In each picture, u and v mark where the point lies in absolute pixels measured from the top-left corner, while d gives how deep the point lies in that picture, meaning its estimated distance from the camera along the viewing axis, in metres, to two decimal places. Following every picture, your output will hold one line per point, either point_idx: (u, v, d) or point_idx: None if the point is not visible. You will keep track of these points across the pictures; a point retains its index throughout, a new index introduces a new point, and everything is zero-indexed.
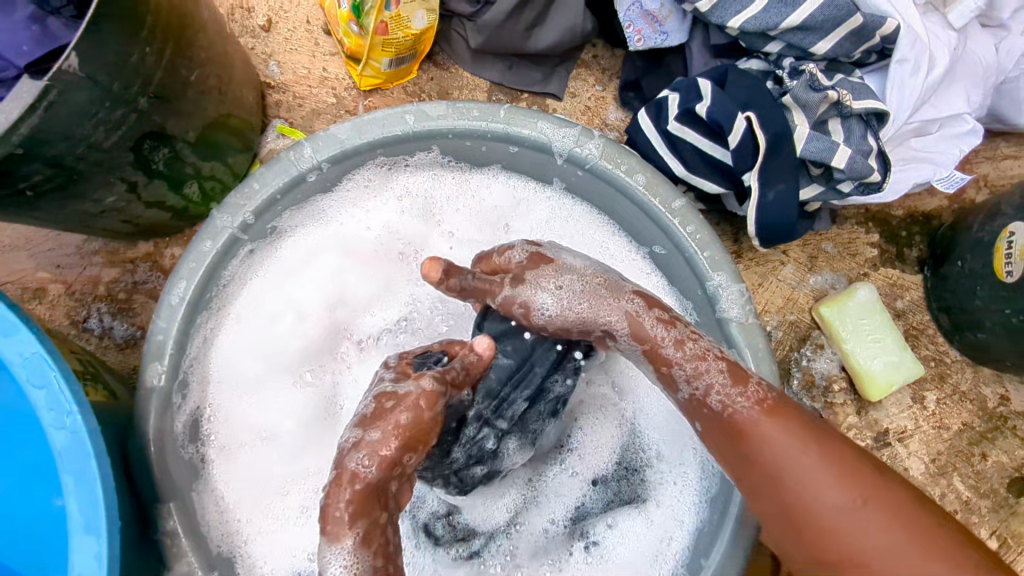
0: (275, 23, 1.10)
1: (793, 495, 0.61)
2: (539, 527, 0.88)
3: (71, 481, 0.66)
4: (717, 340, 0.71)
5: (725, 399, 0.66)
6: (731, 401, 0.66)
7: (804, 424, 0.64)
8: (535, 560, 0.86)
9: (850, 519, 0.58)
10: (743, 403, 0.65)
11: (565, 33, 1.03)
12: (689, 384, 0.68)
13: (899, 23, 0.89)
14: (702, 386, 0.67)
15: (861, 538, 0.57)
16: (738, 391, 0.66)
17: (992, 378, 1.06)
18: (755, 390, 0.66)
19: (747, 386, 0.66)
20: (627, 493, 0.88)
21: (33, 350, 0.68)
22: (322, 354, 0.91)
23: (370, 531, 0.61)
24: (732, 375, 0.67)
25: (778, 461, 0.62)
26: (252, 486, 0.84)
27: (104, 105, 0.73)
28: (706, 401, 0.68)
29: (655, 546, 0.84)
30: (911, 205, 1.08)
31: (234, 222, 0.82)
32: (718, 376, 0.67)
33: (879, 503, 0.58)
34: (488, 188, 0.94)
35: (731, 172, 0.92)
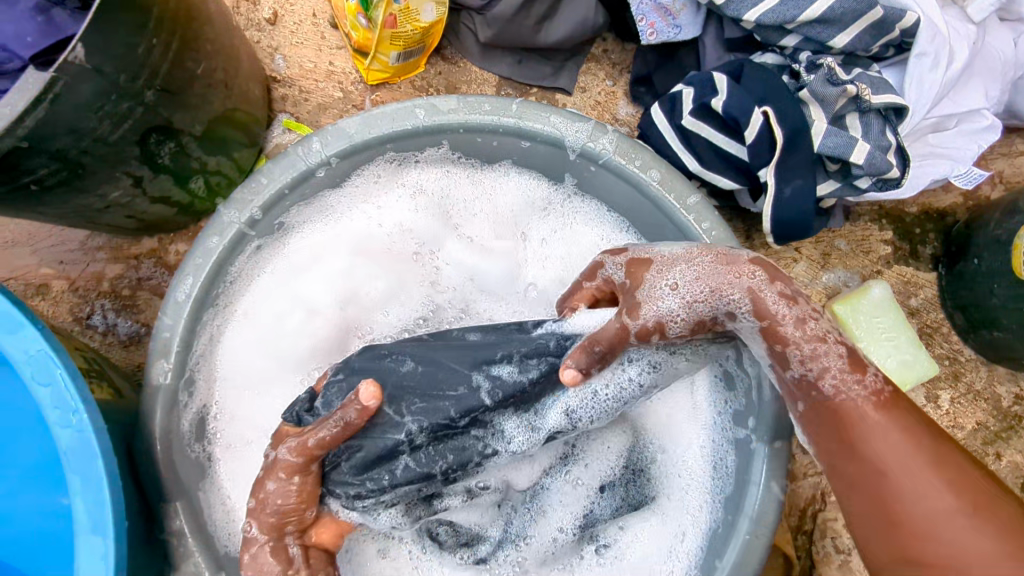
0: (281, 17, 1.08)
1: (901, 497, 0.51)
2: (549, 536, 0.85)
3: (77, 480, 0.65)
4: (832, 319, 0.61)
5: (836, 385, 0.57)
6: (845, 387, 0.56)
7: (929, 428, 0.54)
8: (545, 566, 0.84)
9: (956, 530, 0.49)
10: (858, 392, 0.56)
11: (577, 26, 1.01)
12: (802, 364, 0.58)
13: (919, 16, 0.87)
14: (810, 371, 0.58)
15: (967, 553, 0.48)
16: (856, 379, 0.56)
17: (1007, 377, 1.05)
18: (875, 378, 0.56)
19: (864, 374, 0.56)
20: (637, 497, 0.86)
21: (38, 348, 0.66)
22: (333, 353, 0.88)
23: (277, 553, 0.65)
24: (852, 361, 0.57)
25: (885, 458, 0.53)
26: (259, 487, 0.81)
27: (110, 98, 0.71)
28: (814, 386, 0.58)
29: (669, 542, 0.83)
30: (925, 202, 1.07)
31: (241, 217, 0.81)
32: (838, 360, 0.57)
33: (993, 519, 0.50)
34: (504, 187, 0.93)
35: (746, 168, 0.91)
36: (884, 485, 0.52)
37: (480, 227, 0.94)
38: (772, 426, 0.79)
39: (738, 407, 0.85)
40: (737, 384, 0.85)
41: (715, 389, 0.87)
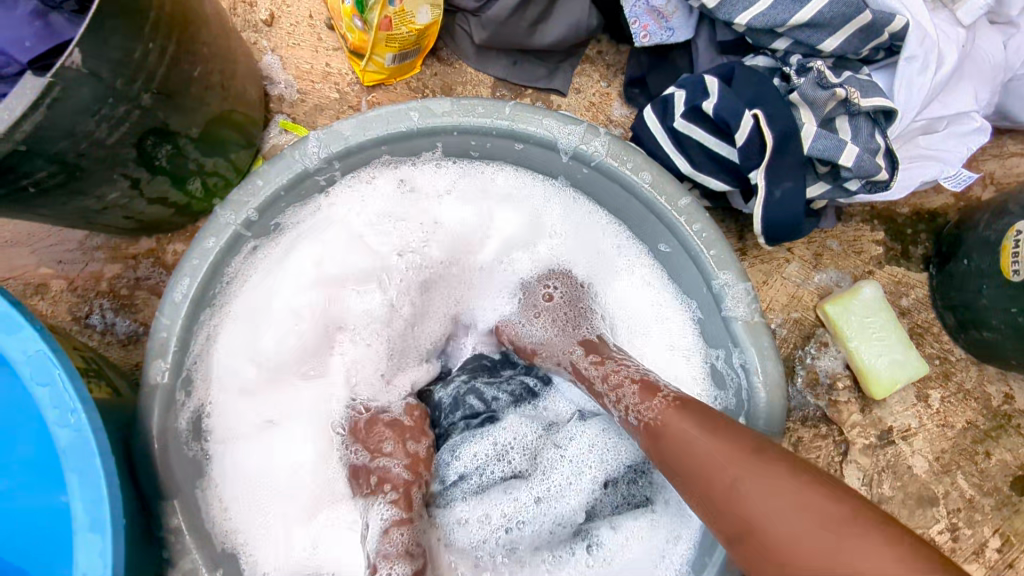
0: (277, 18, 1.09)
1: (699, 468, 0.64)
2: (545, 528, 0.87)
3: (75, 478, 0.66)
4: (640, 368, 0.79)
5: (640, 414, 0.73)
6: (642, 414, 0.72)
7: (712, 421, 0.67)
8: (537, 554, 0.87)
9: (747, 483, 0.60)
10: (658, 404, 0.71)
11: (570, 29, 1.02)
12: (618, 405, 0.76)
13: (908, 19, 0.88)
14: (621, 406, 0.75)
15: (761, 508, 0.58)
16: (648, 402, 0.72)
17: (996, 376, 1.06)
18: (662, 399, 0.71)
19: (653, 399, 0.72)
20: (638, 496, 0.88)
21: (36, 348, 0.67)
22: (320, 355, 0.92)
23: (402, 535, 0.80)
24: (643, 386, 0.74)
25: (684, 446, 0.66)
26: (261, 480, 0.85)
27: (107, 102, 0.72)
28: (627, 418, 0.75)
29: (659, 546, 0.84)
30: (916, 203, 1.08)
31: (237, 219, 0.82)
32: (632, 391, 0.75)
33: (772, 472, 0.59)
34: (518, 207, 0.94)
35: (737, 170, 0.92)
36: (695, 480, 0.64)
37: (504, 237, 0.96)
38: (763, 427, 0.80)
39: (729, 404, 0.86)
40: (728, 383, 0.86)
41: (706, 384, 0.88)
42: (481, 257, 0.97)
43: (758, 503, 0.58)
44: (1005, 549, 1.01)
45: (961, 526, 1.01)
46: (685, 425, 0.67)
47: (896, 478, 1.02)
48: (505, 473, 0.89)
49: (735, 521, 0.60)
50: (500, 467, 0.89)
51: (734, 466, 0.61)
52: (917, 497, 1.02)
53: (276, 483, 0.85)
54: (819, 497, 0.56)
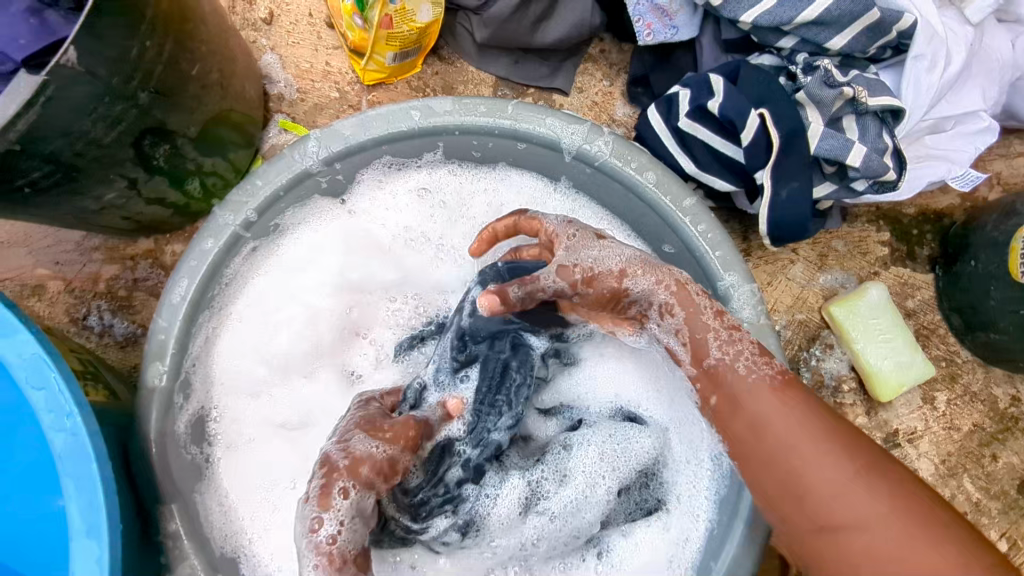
0: (277, 16, 1.08)
1: (797, 461, 0.61)
2: (560, 540, 0.80)
3: (71, 483, 0.65)
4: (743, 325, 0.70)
5: (744, 373, 0.66)
6: (755, 368, 0.66)
7: (815, 406, 0.64)
8: (548, 563, 0.81)
9: (849, 491, 0.59)
10: (766, 372, 0.66)
11: (573, 27, 1.01)
12: (719, 349, 0.67)
13: (915, 17, 0.87)
14: (724, 360, 0.67)
15: (865, 519, 0.58)
16: (765, 362, 0.67)
17: (1003, 379, 1.05)
18: (772, 368, 0.66)
19: (765, 364, 0.66)
20: (650, 501, 0.84)
21: (32, 351, 0.66)
22: (329, 356, 0.89)
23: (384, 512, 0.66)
24: (761, 347, 0.67)
25: (773, 418, 0.63)
26: (259, 485, 0.82)
27: (104, 100, 0.71)
28: (721, 373, 0.67)
29: (672, 551, 0.82)
30: (923, 204, 1.07)
31: (237, 219, 0.82)
32: (750, 346, 0.67)
33: (882, 481, 0.59)
34: (538, 210, 0.91)
35: (742, 169, 0.90)
36: (777, 453, 0.62)
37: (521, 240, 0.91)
38: None
39: None
40: None
41: None
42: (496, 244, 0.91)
43: (818, 475, 0.60)
44: (1011, 553, 1.00)
45: None
46: (787, 406, 0.63)
47: None
48: (513, 504, 0.79)
49: (820, 520, 0.60)
50: (514, 490, 0.79)
51: (839, 463, 0.60)
52: None
53: (280, 482, 0.82)
54: (931, 515, 0.57)
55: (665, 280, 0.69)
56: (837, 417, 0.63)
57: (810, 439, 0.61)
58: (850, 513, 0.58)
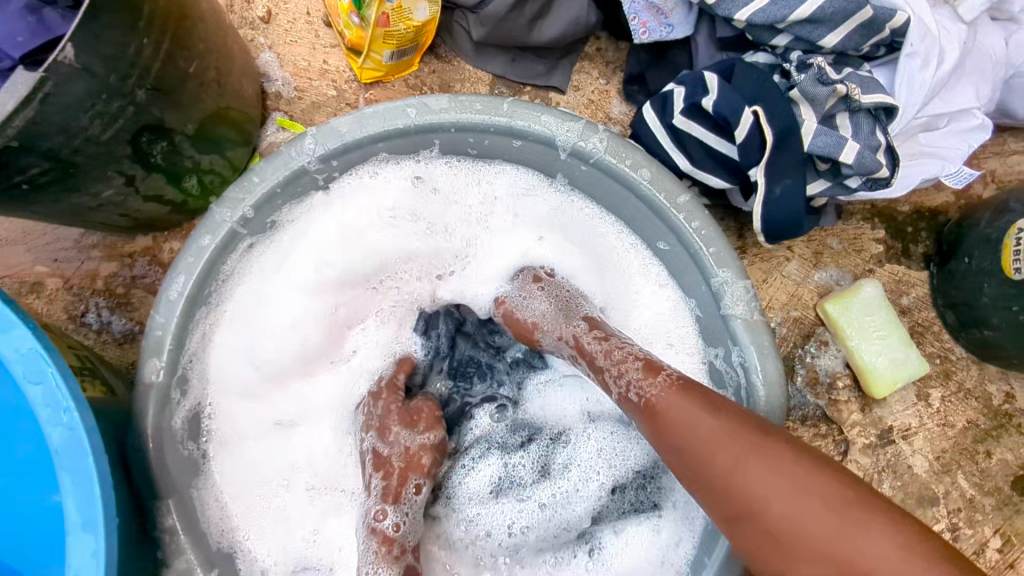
0: (274, 15, 1.08)
1: (703, 458, 0.63)
2: (552, 532, 0.88)
3: (68, 478, 0.65)
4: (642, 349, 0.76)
5: (641, 390, 0.70)
6: (644, 392, 0.70)
7: (710, 402, 0.66)
8: (539, 556, 0.87)
9: (750, 476, 0.60)
10: (657, 386, 0.69)
11: (569, 25, 1.02)
12: (617, 381, 0.74)
13: (909, 15, 0.88)
14: (623, 384, 0.73)
15: (768, 500, 0.59)
16: (649, 382, 0.70)
17: (997, 375, 1.05)
18: (664, 378, 0.70)
19: (656, 378, 0.70)
20: (645, 503, 0.87)
21: (30, 346, 0.67)
22: (322, 354, 0.91)
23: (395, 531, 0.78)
24: (645, 368, 0.72)
25: (688, 427, 0.65)
26: (254, 482, 0.84)
27: (101, 97, 0.72)
28: (628, 395, 0.72)
29: (658, 545, 0.84)
30: (917, 201, 1.07)
31: (233, 216, 0.81)
32: (636, 371, 0.72)
33: (778, 463, 0.60)
34: (535, 214, 0.94)
35: (737, 166, 0.91)
36: (708, 471, 0.63)
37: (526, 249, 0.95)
38: None
39: None
40: (727, 383, 0.85)
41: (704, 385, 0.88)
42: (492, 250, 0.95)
43: (750, 485, 0.60)
44: (1006, 549, 1.01)
45: (961, 526, 1.01)
46: (685, 406, 0.66)
47: (896, 478, 1.02)
48: (485, 483, 0.90)
49: (732, 510, 0.62)
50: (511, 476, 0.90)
51: (738, 451, 0.62)
52: (917, 496, 1.01)
53: (275, 482, 0.85)
54: (830, 486, 0.58)
55: (566, 334, 0.82)
56: (737, 411, 0.65)
57: (729, 449, 0.62)
58: (755, 498, 0.60)
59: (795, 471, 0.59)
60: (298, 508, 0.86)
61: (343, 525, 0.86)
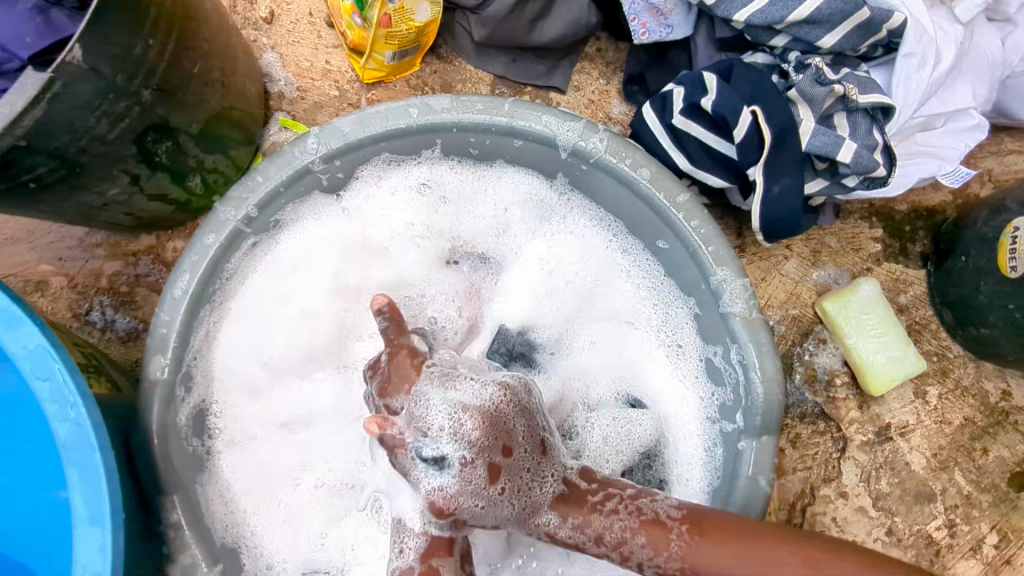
0: (277, 16, 1.09)
1: None
2: None
3: (75, 473, 0.66)
4: (629, 505, 0.70)
5: (658, 568, 0.66)
6: (659, 557, 0.66)
7: (743, 544, 0.63)
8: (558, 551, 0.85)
9: None
10: (671, 555, 0.65)
11: (570, 26, 1.03)
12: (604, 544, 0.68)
13: (906, 16, 0.89)
14: (632, 564, 0.67)
15: None
16: (663, 547, 0.66)
17: (994, 373, 1.06)
18: (677, 538, 0.66)
19: (665, 549, 0.65)
20: (654, 479, 0.88)
21: (37, 343, 0.68)
22: (329, 354, 0.91)
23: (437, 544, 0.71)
24: (642, 522, 0.68)
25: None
26: (260, 479, 0.85)
27: (107, 98, 0.73)
28: (642, 572, 0.67)
29: None
30: (915, 200, 1.08)
31: (237, 215, 0.82)
32: (625, 524, 0.68)
33: None
34: (533, 210, 0.95)
35: (735, 165, 0.92)
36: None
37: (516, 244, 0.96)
38: (760, 422, 0.80)
39: (726, 400, 0.86)
40: (725, 379, 0.86)
41: (703, 381, 0.89)
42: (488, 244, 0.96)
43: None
44: (1002, 545, 1.02)
45: (958, 522, 1.02)
46: (719, 563, 0.63)
47: (894, 475, 1.02)
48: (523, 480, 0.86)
49: None
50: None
51: None
52: (915, 493, 1.02)
53: (282, 480, 0.86)
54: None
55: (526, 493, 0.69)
56: (762, 534, 0.64)
57: None
58: None
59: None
60: (305, 504, 0.86)
61: (349, 523, 0.86)
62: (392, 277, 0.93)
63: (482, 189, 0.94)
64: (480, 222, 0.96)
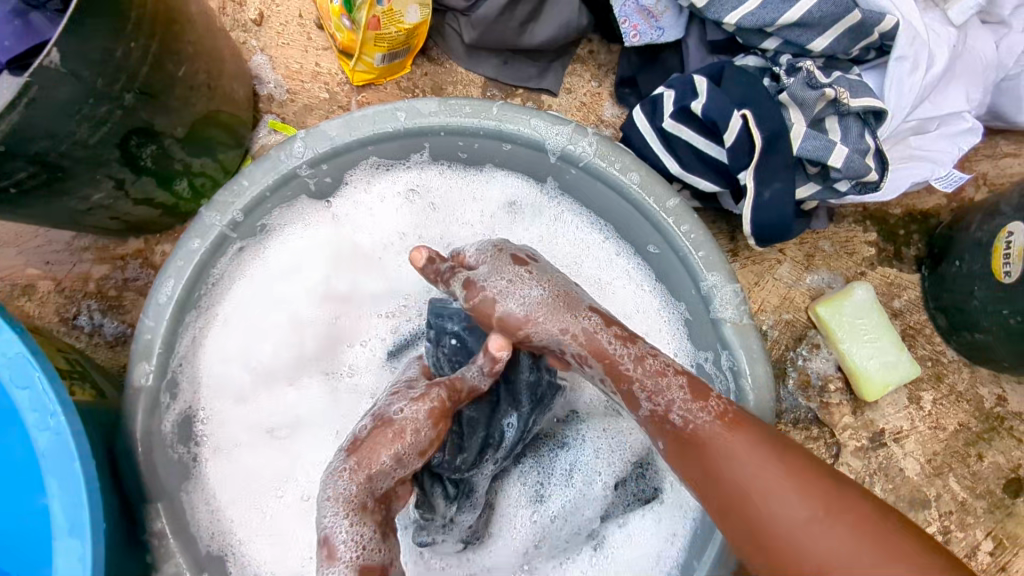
0: (267, 17, 1.08)
1: (748, 493, 0.61)
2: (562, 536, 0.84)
3: (54, 482, 0.65)
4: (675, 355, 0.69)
5: (686, 416, 0.65)
6: (692, 416, 0.65)
7: (772, 447, 0.63)
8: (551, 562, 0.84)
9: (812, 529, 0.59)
10: (704, 418, 0.65)
11: (560, 28, 1.02)
12: (649, 400, 0.67)
13: (898, 19, 0.88)
14: (661, 406, 0.66)
15: (827, 555, 0.58)
16: (699, 407, 0.65)
17: (989, 378, 1.05)
18: (715, 408, 0.65)
19: (707, 403, 0.65)
20: (647, 490, 0.85)
21: (17, 350, 0.67)
22: (317, 361, 0.90)
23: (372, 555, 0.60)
24: (693, 391, 0.66)
25: (739, 471, 0.62)
26: (246, 488, 0.84)
27: (88, 102, 0.72)
28: (666, 420, 0.66)
29: (659, 548, 0.83)
30: (909, 204, 1.07)
31: (222, 220, 0.81)
32: (679, 392, 0.66)
33: (844, 516, 0.59)
34: (522, 216, 0.93)
35: (726, 170, 0.91)
36: (731, 483, 0.62)
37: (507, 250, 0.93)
38: None
39: None
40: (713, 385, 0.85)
41: None
42: None
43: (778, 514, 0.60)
44: (997, 552, 1.01)
45: (953, 529, 1.01)
46: (741, 451, 0.63)
47: (888, 481, 1.01)
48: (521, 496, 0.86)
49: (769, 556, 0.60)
50: (520, 489, 0.86)
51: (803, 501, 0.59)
52: (909, 499, 1.01)
53: (267, 491, 0.84)
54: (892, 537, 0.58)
55: (575, 331, 0.69)
56: (792, 446, 0.64)
57: (794, 507, 0.59)
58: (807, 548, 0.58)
59: (864, 527, 0.58)
60: (289, 515, 0.84)
61: None
62: (382, 286, 0.93)
63: (470, 195, 0.93)
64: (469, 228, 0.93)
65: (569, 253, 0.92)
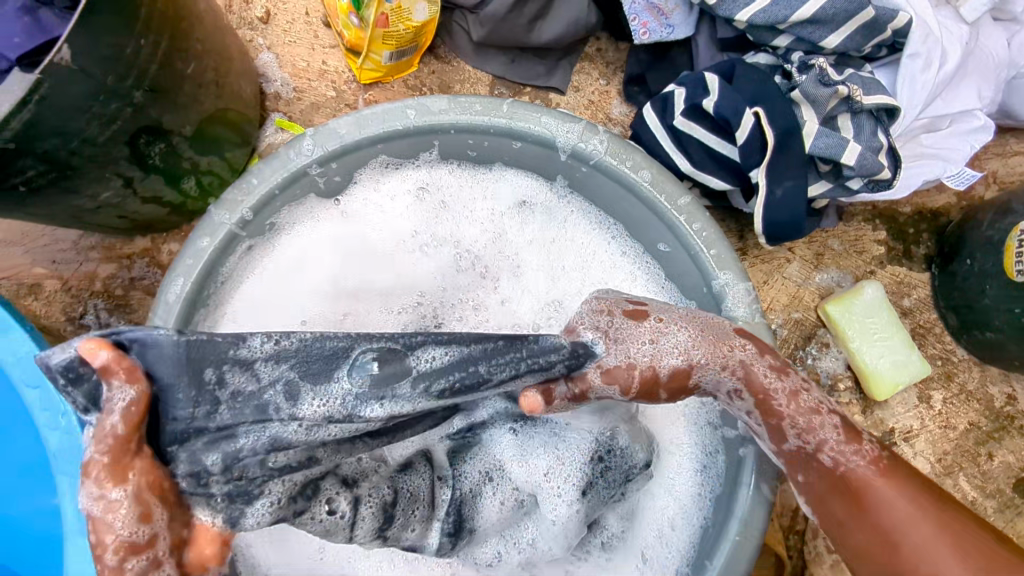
0: (273, 15, 1.08)
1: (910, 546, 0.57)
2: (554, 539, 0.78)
3: (66, 481, 0.65)
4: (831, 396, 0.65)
5: (838, 456, 0.61)
6: (844, 459, 0.61)
7: (929, 496, 0.59)
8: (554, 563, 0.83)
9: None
10: (858, 461, 0.61)
11: (569, 26, 1.01)
12: (799, 437, 0.62)
13: (911, 16, 0.88)
14: (813, 440, 0.62)
15: None
16: (854, 450, 0.61)
17: (999, 377, 1.05)
18: (870, 447, 0.62)
19: (862, 445, 0.61)
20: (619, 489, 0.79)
21: (26, 350, 0.67)
22: None
23: None
24: (847, 431, 0.62)
25: (896, 516, 0.58)
26: None
27: (98, 99, 0.71)
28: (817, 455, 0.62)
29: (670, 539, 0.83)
30: (918, 202, 1.07)
31: (232, 218, 0.81)
32: (834, 433, 0.62)
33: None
34: (533, 215, 0.93)
35: (738, 168, 0.90)
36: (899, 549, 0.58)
37: (518, 248, 0.92)
38: None
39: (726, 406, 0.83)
40: None
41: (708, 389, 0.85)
42: (487, 250, 0.93)
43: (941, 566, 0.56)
44: None
45: None
46: (902, 497, 0.59)
47: None
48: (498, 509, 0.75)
49: None
50: (495, 499, 0.75)
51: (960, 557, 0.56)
52: None
53: None
54: None
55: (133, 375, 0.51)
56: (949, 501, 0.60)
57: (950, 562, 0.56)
58: None
59: None
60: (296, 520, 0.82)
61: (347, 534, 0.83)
62: (389, 283, 0.91)
63: (478, 195, 0.93)
64: (479, 227, 0.93)
65: (577, 252, 0.92)
